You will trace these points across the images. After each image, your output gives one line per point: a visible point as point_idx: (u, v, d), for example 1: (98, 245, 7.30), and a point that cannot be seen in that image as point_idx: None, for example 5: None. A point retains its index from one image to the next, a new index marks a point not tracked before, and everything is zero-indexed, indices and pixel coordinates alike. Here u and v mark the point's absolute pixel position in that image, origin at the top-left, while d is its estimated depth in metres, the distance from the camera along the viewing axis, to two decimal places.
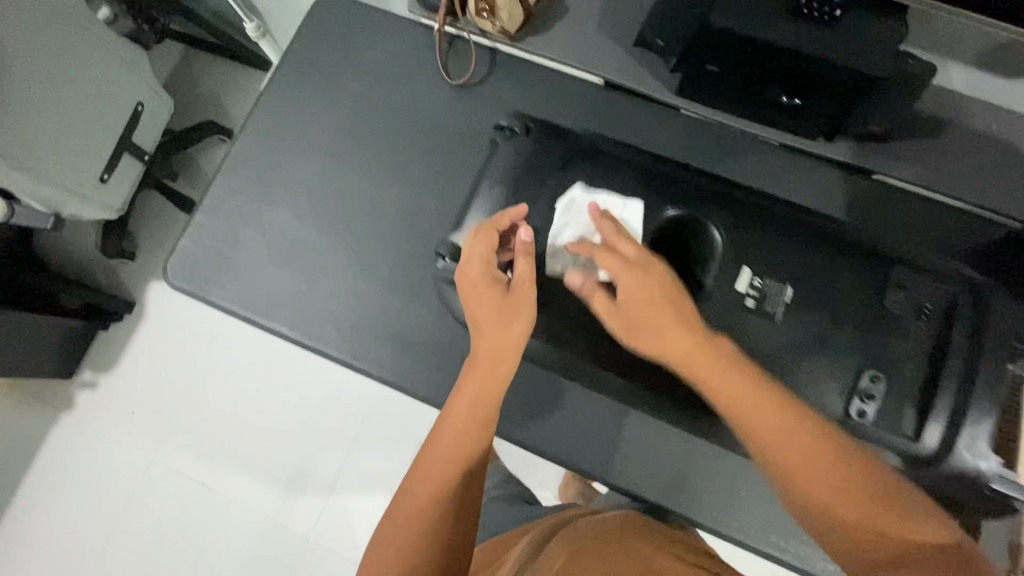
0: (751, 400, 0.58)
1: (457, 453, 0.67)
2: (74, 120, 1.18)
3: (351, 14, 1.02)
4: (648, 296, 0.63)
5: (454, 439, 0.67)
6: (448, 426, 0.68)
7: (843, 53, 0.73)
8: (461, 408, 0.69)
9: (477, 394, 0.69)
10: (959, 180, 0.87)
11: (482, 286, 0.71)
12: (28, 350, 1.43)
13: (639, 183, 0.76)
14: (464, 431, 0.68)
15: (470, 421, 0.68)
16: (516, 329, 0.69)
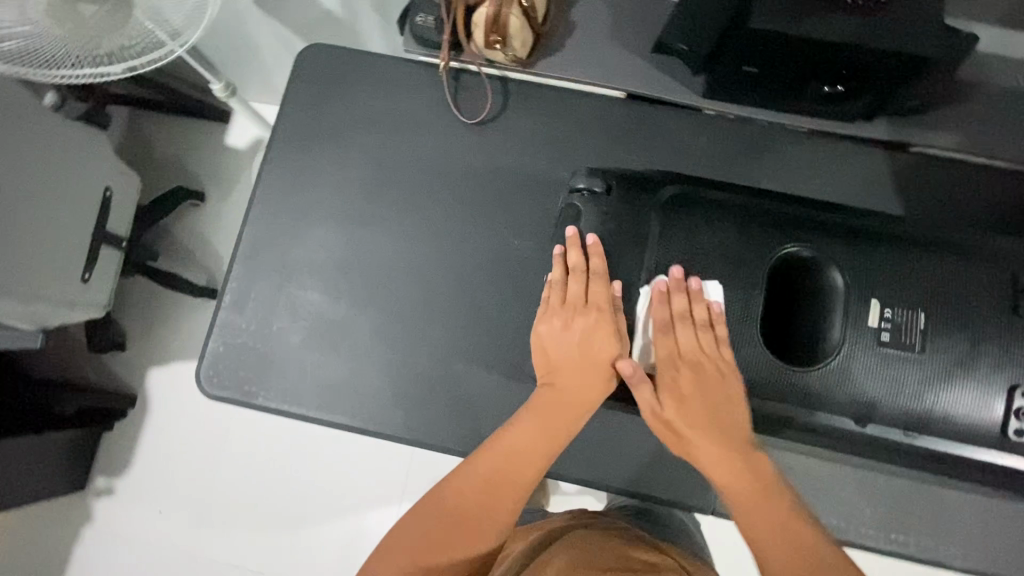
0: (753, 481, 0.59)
1: (511, 470, 0.62)
2: (45, 223, 1.05)
3: (342, 62, 0.94)
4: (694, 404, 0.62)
5: (505, 469, 0.62)
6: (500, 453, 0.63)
7: (894, 39, 0.70)
8: (525, 439, 0.63)
9: (548, 434, 0.64)
10: (1003, 139, 0.86)
11: (560, 330, 0.67)
12: (34, 474, 1.31)
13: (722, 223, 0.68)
14: (512, 463, 0.63)
15: (531, 455, 0.63)
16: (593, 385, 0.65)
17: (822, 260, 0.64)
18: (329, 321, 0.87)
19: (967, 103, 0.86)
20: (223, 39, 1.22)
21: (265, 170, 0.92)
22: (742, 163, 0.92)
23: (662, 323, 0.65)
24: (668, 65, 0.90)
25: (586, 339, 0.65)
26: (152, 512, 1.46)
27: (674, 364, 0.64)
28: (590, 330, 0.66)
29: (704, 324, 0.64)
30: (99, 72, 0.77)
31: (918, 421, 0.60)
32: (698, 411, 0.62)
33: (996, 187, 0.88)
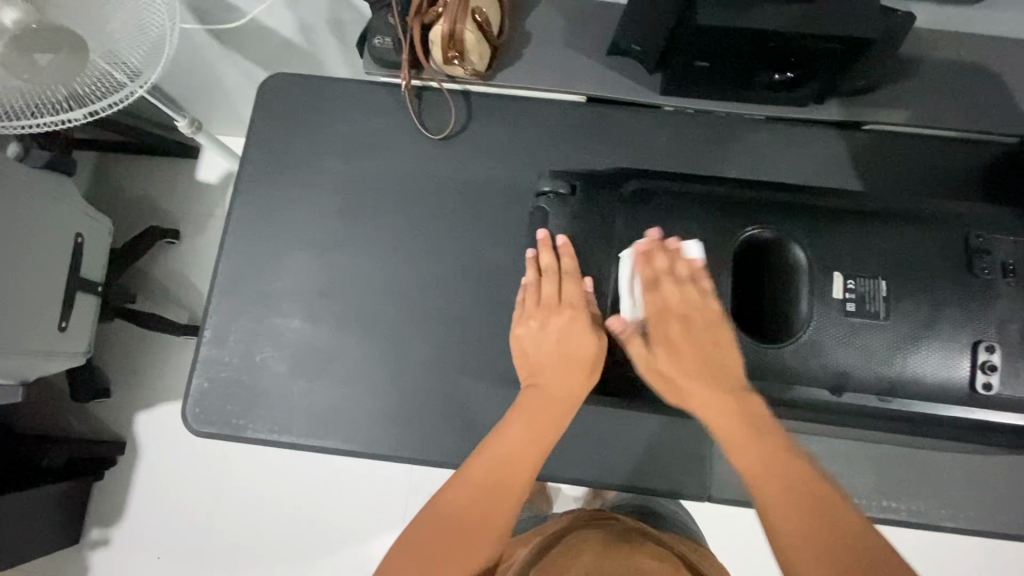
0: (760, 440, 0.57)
1: (494, 480, 0.60)
2: (17, 275, 1.04)
3: (304, 90, 0.94)
4: (683, 345, 0.62)
5: (499, 469, 0.61)
6: (492, 456, 0.62)
7: (833, 24, 0.73)
8: (514, 439, 0.62)
9: (533, 438, 0.63)
10: (949, 111, 0.89)
11: (535, 325, 0.68)
12: (24, 532, 1.28)
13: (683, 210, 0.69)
14: (508, 463, 0.61)
15: (523, 453, 0.62)
16: (575, 379, 0.66)
17: (783, 237, 0.65)
18: (313, 347, 0.87)
19: (913, 79, 0.89)
20: (184, 76, 1.22)
21: (236, 202, 0.92)
22: (705, 155, 0.94)
23: (647, 279, 0.65)
24: (624, 66, 0.92)
25: (564, 334, 0.67)
26: (151, 559, 1.43)
27: (664, 313, 0.64)
28: (567, 327, 0.67)
29: (688, 276, 0.64)
30: (60, 119, 0.76)
31: (891, 386, 0.60)
32: (687, 354, 0.62)
33: (950, 157, 0.91)
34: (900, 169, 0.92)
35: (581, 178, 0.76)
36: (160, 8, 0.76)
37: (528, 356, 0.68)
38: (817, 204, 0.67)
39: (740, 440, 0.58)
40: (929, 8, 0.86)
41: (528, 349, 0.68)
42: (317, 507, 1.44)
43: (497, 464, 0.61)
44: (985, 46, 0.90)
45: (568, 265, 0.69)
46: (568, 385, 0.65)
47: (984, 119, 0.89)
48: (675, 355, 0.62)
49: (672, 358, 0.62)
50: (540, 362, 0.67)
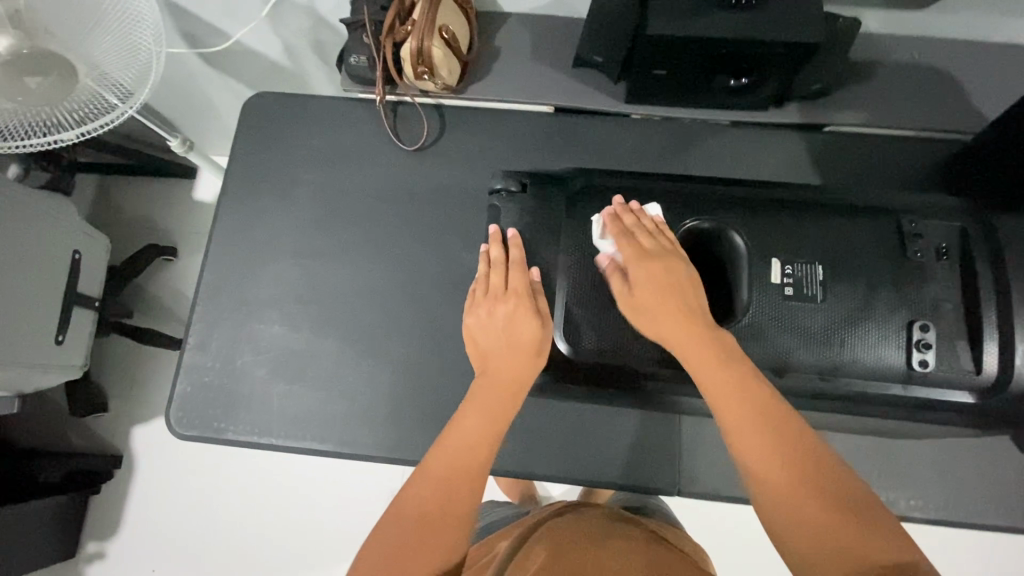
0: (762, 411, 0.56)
1: (454, 465, 0.61)
2: (15, 290, 1.08)
3: (285, 107, 0.99)
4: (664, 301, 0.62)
5: (456, 460, 0.62)
6: (448, 449, 0.62)
7: (778, 29, 0.76)
8: (471, 426, 0.64)
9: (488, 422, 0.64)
10: (903, 110, 0.92)
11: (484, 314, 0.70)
12: (21, 545, 1.30)
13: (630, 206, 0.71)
14: (465, 453, 0.62)
15: (475, 442, 0.63)
16: (526, 363, 0.67)
17: (722, 226, 0.68)
18: (291, 351, 0.90)
19: (867, 81, 0.92)
20: (178, 99, 1.28)
21: (220, 214, 0.96)
22: (670, 159, 0.97)
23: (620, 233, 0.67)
24: (589, 77, 0.96)
25: (510, 322, 0.69)
26: (145, 571, 1.45)
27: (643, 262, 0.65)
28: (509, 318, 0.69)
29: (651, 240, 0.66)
30: (50, 139, 0.80)
31: (830, 367, 0.62)
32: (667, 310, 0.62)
33: (908, 154, 0.94)
34: (860, 167, 0.94)
35: (531, 179, 0.79)
36: (146, 32, 0.80)
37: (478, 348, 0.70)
38: (757, 196, 0.69)
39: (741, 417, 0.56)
40: (878, 13, 0.90)
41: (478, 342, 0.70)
42: (308, 516, 1.45)
43: (453, 454, 0.62)
44: (937, 47, 0.93)
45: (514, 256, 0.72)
46: (515, 374, 0.67)
47: (938, 117, 0.92)
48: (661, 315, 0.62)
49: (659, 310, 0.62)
50: (489, 353, 0.69)
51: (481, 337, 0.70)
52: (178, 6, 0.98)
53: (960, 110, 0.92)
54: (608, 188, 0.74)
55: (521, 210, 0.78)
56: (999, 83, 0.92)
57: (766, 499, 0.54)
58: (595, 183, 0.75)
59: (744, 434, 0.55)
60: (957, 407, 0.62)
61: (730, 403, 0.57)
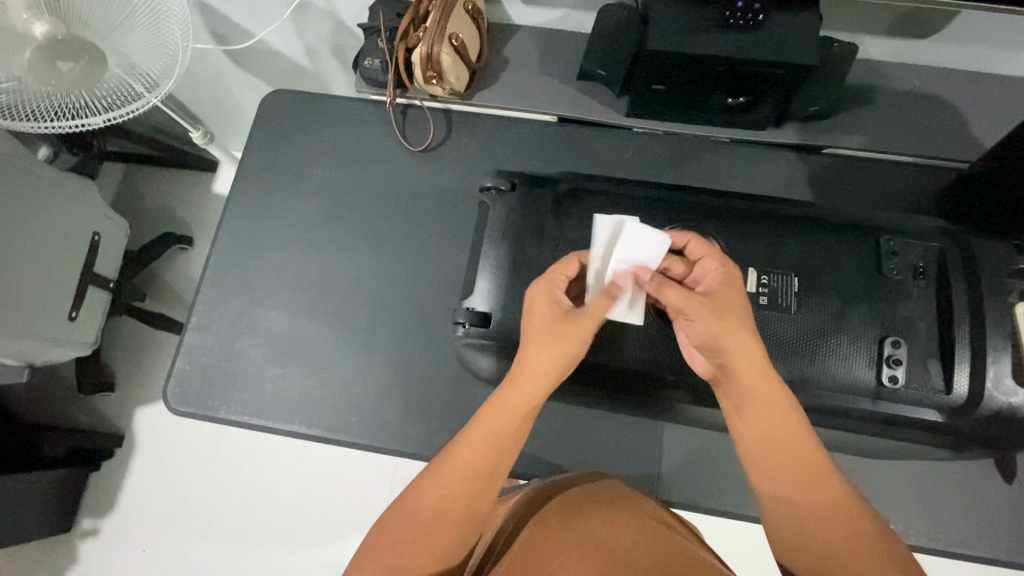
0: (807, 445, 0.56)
1: (458, 486, 0.57)
2: (35, 264, 1.13)
3: (301, 105, 1.04)
4: (721, 331, 0.58)
5: (452, 486, 0.57)
6: (451, 466, 0.58)
7: (774, 50, 0.78)
8: (473, 446, 0.58)
9: (491, 443, 0.59)
10: (900, 137, 0.93)
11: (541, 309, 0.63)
12: (18, 515, 1.34)
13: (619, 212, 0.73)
14: (470, 473, 0.58)
15: (484, 466, 0.58)
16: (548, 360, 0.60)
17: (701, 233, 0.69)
18: (288, 337, 0.93)
19: (867, 107, 0.94)
20: (203, 93, 1.34)
21: (231, 203, 1.00)
22: (668, 173, 0.99)
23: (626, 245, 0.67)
24: (593, 90, 0.99)
25: (553, 329, 0.61)
26: (137, 550, 1.48)
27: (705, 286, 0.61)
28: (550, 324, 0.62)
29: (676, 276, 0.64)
30: (78, 123, 0.84)
31: (801, 378, 0.62)
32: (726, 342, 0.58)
33: (905, 180, 0.95)
34: (856, 191, 0.95)
35: (522, 178, 0.79)
36: (174, 26, 0.85)
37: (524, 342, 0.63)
38: (741, 208, 0.71)
39: (789, 452, 0.56)
40: (880, 41, 0.91)
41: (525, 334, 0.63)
42: (297, 508, 1.47)
43: (457, 479, 0.57)
44: (938, 77, 0.94)
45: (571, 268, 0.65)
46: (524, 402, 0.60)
47: (935, 145, 0.93)
48: (719, 347, 0.59)
49: (725, 339, 0.58)
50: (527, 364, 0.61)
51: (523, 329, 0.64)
52: (208, 5, 1.03)
53: (957, 140, 0.92)
54: (593, 193, 0.76)
55: (509, 208, 0.77)
56: (999, 115, 0.93)
57: (789, 530, 0.55)
58: (587, 188, 0.77)
59: (787, 472, 0.56)
60: (927, 426, 0.62)
61: (777, 439, 0.57)
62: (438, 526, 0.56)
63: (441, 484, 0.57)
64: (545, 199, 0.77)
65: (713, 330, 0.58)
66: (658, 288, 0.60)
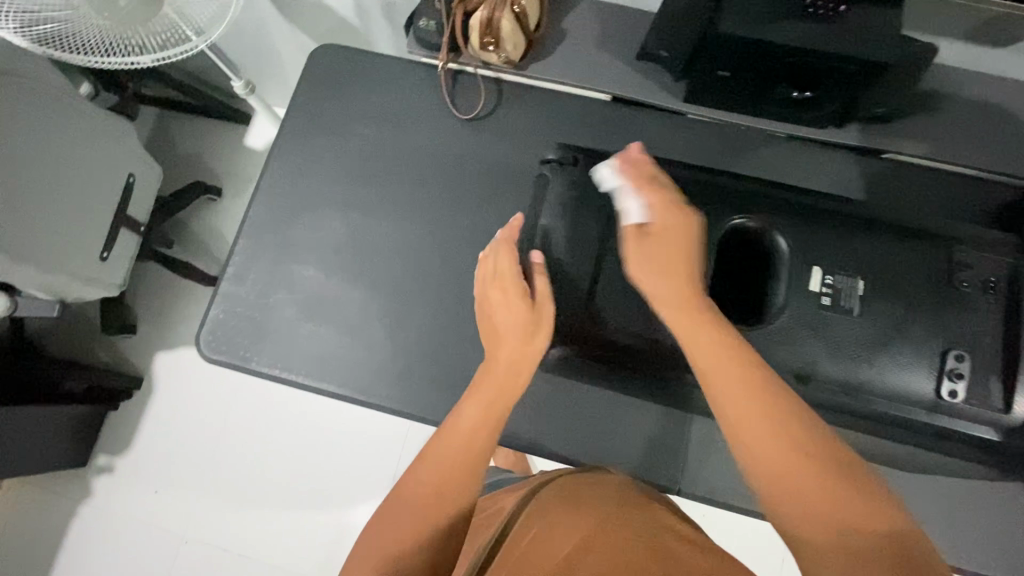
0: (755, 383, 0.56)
1: (450, 462, 0.66)
2: (71, 201, 1.13)
3: (349, 61, 1.02)
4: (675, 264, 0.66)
5: (446, 462, 0.66)
6: (443, 442, 0.68)
7: (850, 44, 0.75)
8: (463, 423, 0.69)
9: (477, 416, 0.69)
10: (966, 147, 0.90)
11: (506, 283, 0.77)
12: (39, 445, 1.36)
13: (684, 196, 0.71)
14: (458, 444, 0.67)
15: (467, 446, 0.67)
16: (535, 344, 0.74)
17: (767, 226, 0.67)
18: (323, 295, 0.92)
19: (934, 114, 0.90)
20: (247, 42, 1.33)
21: (273, 156, 0.99)
22: (719, 163, 0.97)
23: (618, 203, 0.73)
24: (651, 71, 0.96)
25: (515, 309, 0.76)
26: (149, 491, 1.51)
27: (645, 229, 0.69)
28: (497, 282, 0.78)
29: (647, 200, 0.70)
30: (129, 60, 0.83)
31: (856, 383, 0.61)
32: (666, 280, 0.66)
33: (965, 192, 0.92)
34: (912, 199, 0.93)
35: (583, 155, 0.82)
36: None
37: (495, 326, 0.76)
38: (812, 202, 0.68)
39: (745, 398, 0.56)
40: (956, 45, 0.87)
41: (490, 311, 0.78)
42: (309, 464, 1.50)
43: (454, 452, 0.67)
44: (1011, 89, 0.90)
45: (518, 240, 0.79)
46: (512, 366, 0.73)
47: (1002, 159, 0.89)
48: (666, 293, 0.65)
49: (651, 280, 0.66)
50: (501, 328, 0.75)
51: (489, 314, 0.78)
52: None
53: None
54: (657, 175, 0.73)
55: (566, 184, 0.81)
56: None
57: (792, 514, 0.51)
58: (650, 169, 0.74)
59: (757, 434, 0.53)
60: (978, 442, 0.61)
61: (733, 387, 0.57)
62: (429, 497, 0.64)
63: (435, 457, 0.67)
64: (605, 177, 0.77)
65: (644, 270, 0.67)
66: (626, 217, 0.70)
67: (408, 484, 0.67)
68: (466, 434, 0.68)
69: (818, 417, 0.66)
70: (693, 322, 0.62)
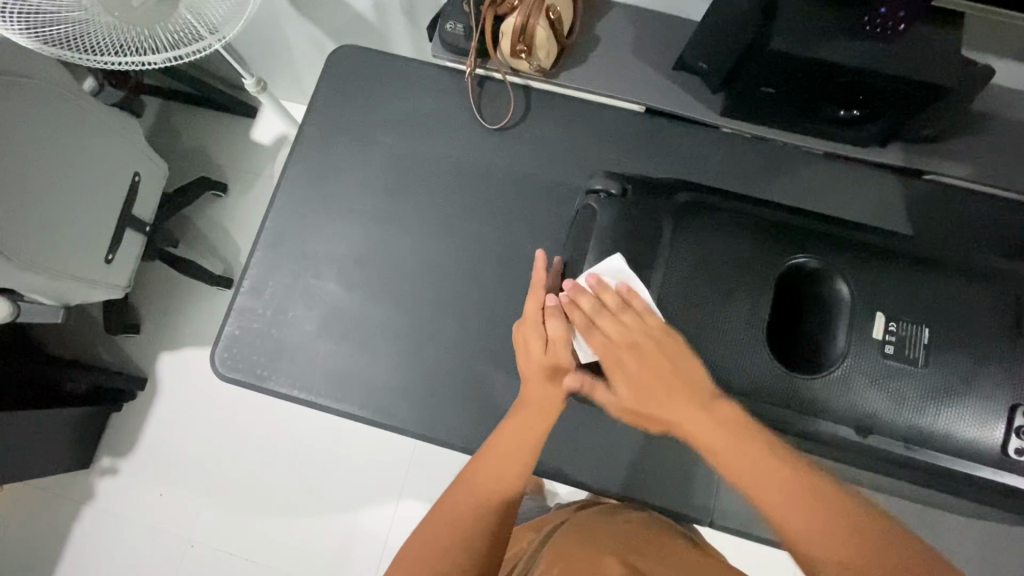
0: (765, 457, 0.57)
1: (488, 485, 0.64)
2: (76, 202, 1.09)
3: (370, 64, 0.97)
4: (659, 370, 0.61)
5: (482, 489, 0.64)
6: (480, 468, 0.65)
7: (908, 65, 0.71)
8: (500, 454, 0.66)
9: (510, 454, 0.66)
10: (1014, 172, 0.87)
11: (530, 326, 0.68)
12: (42, 448, 1.33)
13: (741, 232, 0.68)
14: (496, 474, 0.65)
15: (506, 475, 0.65)
16: (562, 385, 0.67)
17: (830, 270, 0.66)
18: (343, 312, 0.89)
19: (981, 136, 0.87)
20: (257, 35, 1.27)
21: (291, 163, 0.95)
22: (756, 180, 0.93)
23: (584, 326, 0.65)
24: (687, 82, 0.92)
25: (544, 372, 0.68)
26: (154, 494, 1.48)
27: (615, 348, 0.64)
28: (523, 326, 0.69)
29: (616, 305, 0.64)
30: (140, 61, 0.79)
31: (918, 436, 0.61)
32: (657, 371, 0.62)
33: (1009, 218, 0.89)
34: (955, 224, 0.89)
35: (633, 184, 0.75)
36: None
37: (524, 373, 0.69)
38: (874, 244, 0.66)
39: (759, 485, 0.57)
40: (1009, 65, 0.84)
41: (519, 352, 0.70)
42: (318, 469, 1.47)
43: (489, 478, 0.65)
44: None
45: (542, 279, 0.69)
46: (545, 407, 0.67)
47: None
48: (642, 392, 0.62)
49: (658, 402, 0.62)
50: (524, 372, 0.69)
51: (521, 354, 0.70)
52: None
53: None
54: (715, 209, 0.70)
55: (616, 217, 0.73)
56: None
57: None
58: (705, 200, 0.72)
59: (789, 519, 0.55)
60: None
61: (743, 465, 0.57)
62: (467, 518, 0.63)
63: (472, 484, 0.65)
64: (659, 207, 0.71)
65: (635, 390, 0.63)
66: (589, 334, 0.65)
67: (444, 504, 0.65)
68: (500, 471, 0.65)
69: (870, 464, 0.66)
70: (694, 409, 0.60)
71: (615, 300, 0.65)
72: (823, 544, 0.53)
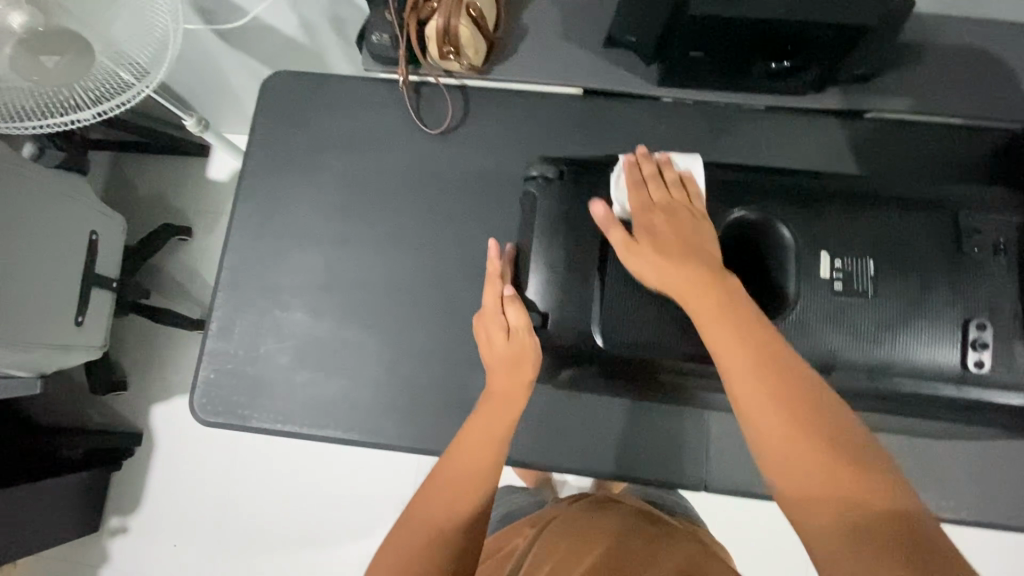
0: (772, 374, 0.52)
1: (465, 467, 0.65)
2: (36, 271, 1.08)
3: (304, 88, 0.96)
4: (682, 232, 0.60)
5: (459, 473, 0.65)
6: (457, 455, 0.66)
7: (827, 10, 0.71)
8: (475, 437, 0.67)
9: (486, 438, 0.67)
10: (951, 97, 0.87)
11: (490, 315, 0.70)
12: (47, 519, 1.33)
13: None
14: (470, 455, 0.66)
15: (482, 459, 0.66)
16: (527, 369, 0.69)
17: (771, 218, 0.67)
18: (315, 338, 0.89)
19: (914, 65, 0.88)
20: (192, 73, 1.26)
21: (240, 199, 0.95)
22: (702, 144, 0.93)
23: (633, 184, 0.65)
24: (622, 56, 0.91)
25: (507, 361, 0.69)
26: (167, 545, 1.48)
27: (649, 210, 0.63)
28: (481, 318, 0.71)
29: (675, 182, 0.65)
30: (69, 119, 0.79)
31: (879, 365, 0.62)
32: (681, 237, 0.60)
33: (948, 145, 0.91)
34: (898, 158, 0.91)
35: (569, 167, 0.76)
36: (162, 9, 0.78)
37: (491, 364, 0.71)
38: (808, 187, 0.68)
39: (781, 436, 0.49)
40: None
41: (483, 344, 0.72)
42: (325, 495, 1.47)
43: (467, 462, 0.65)
44: (986, 31, 0.88)
45: (496, 267, 0.72)
46: (512, 391, 0.69)
47: (987, 105, 0.87)
48: (663, 250, 0.59)
49: (656, 269, 0.59)
50: (490, 364, 0.71)
51: (485, 348, 0.72)
52: None
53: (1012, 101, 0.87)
54: None
55: (557, 199, 0.74)
56: None
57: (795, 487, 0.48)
58: None
59: (766, 404, 0.51)
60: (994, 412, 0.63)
61: (759, 407, 0.51)
62: (447, 500, 0.63)
63: (451, 468, 0.65)
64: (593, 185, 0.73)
65: (643, 259, 0.60)
66: (638, 189, 0.64)
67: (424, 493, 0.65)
68: (475, 455, 0.66)
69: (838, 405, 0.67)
70: (706, 286, 0.56)
71: (675, 177, 0.65)
72: (787, 446, 0.49)
